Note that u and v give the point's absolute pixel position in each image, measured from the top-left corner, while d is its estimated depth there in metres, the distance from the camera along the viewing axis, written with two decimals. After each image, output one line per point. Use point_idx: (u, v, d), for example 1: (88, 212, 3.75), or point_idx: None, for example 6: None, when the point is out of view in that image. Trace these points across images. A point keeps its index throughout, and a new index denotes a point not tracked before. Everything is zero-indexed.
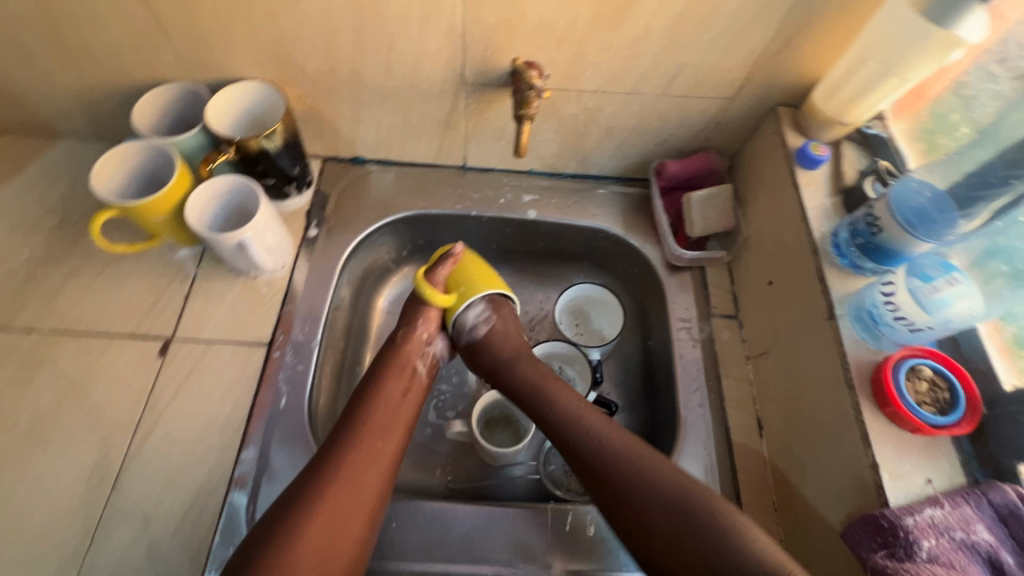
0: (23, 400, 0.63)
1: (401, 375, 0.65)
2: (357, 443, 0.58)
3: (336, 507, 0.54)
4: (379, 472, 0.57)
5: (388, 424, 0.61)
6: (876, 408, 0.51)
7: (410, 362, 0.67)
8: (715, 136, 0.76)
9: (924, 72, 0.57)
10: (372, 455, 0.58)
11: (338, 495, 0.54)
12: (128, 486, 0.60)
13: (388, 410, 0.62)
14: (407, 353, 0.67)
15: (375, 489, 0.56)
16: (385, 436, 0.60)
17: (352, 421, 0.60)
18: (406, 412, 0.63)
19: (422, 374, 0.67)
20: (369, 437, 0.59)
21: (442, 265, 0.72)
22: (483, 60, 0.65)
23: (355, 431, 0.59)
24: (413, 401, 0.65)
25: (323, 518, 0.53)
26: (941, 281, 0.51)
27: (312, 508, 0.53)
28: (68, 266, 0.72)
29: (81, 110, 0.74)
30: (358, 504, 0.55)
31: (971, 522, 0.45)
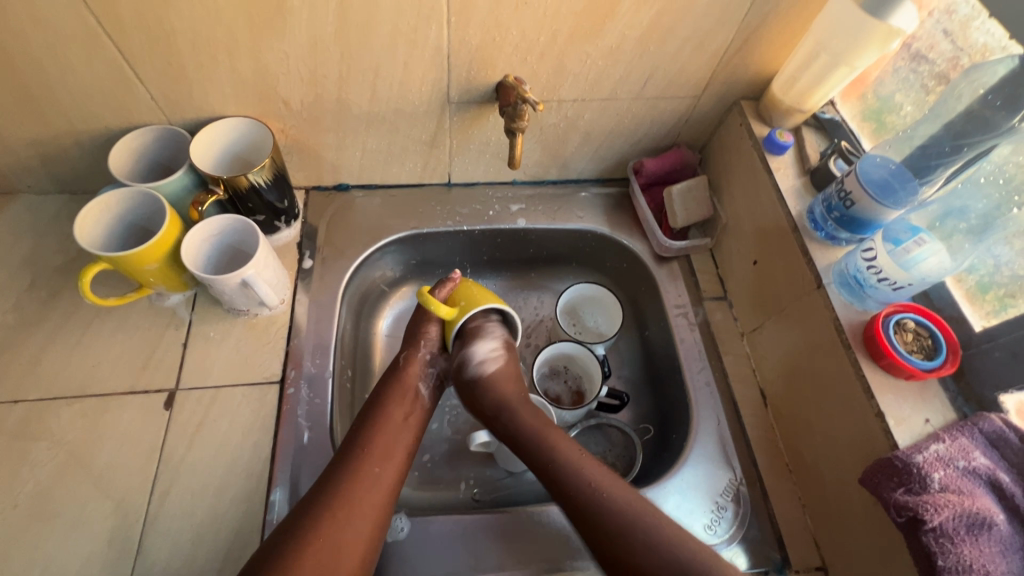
0: (19, 477, 0.59)
1: (401, 398, 0.66)
2: (355, 471, 0.58)
3: (329, 537, 0.53)
4: (377, 499, 0.57)
5: (387, 449, 0.61)
6: (873, 362, 0.57)
7: (411, 386, 0.68)
8: (684, 132, 0.81)
9: (869, 59, 0.63)
10: (371, 480, 0.58)
11: (336, 525, 0.54)
12: (154, 549, 0.57)
13: (389, 434, 0.62)
14: (409, 376, 0.68)
15: (371, 517, 0.56)
16: (384, 462, 0.60)
17: (353, 449, 0.60)
18: (406, 437, 0.64)
19: (424, 397, 0.68)
20: (367, 464, 0.59)
21: (441, 288, 0.73)
22: (468, 78, 0.67)
23: (354, 458, 0.59)
24: (416, 424, 0.66)
25: (314, 551, 0.52)
26: (910, 243, 0.57)
27: (307, 539, 0.53)
28: (49, 328, 0.67)
29: (44, 163, 0.70)
30: (355, 533, 0.55)
31: (970, 450, 0.51)
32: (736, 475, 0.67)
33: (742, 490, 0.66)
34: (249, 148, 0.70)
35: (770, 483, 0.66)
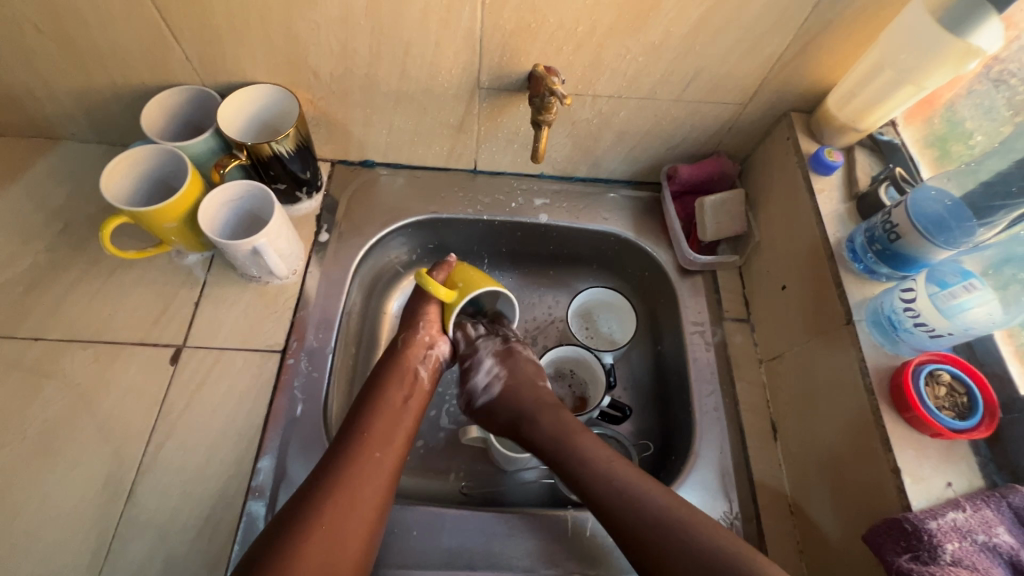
0: (31, 411, 0.62)
1: (402, 382, 0.65)
2: (355, 455, 0.57)
3: (336, 519, 0.52)
4: (378, 484, 0.56)
5: (387, 434, 0.60)
6: (896, 412, 0.52)
7: (411, 368, 0.66)
8: (726, 141, 0.77)
9: (940, 81, 0.58)
10: (372, 464, 0.57)
11: (339, 507, 0.53)
12: (143, 498, 0.58)
13: (388, 420, 0.61)
14: (408, 357, 0.66)
15: (376, 501, 0.55)
16: (385, 446, 0.59)
17: (353, 432, 0.59)
18: (406, 422, 0.62)
19: (424, 378, 0.66)
20: (369, 449, 0.58)
21: (438, 271, 0.69)
22: (500, 64, 0.64)
23: (354, 442, 0.58)
24: (416, 407, 0.64)
25: (318, 527, 0.51)
26: (958, 287, 0.51)
27: (310, 521, 0.52)
28: (74, 272, 0.70)
29: (85, 112, 0.72)
30: (358, 518, 0.54)
31: (992, 525, 0.46)
32: (731, 509, 0.63)
33: (735, 524, 0.62)
34: (278, 116, 0.70)
35: (768, 522, 0.62)
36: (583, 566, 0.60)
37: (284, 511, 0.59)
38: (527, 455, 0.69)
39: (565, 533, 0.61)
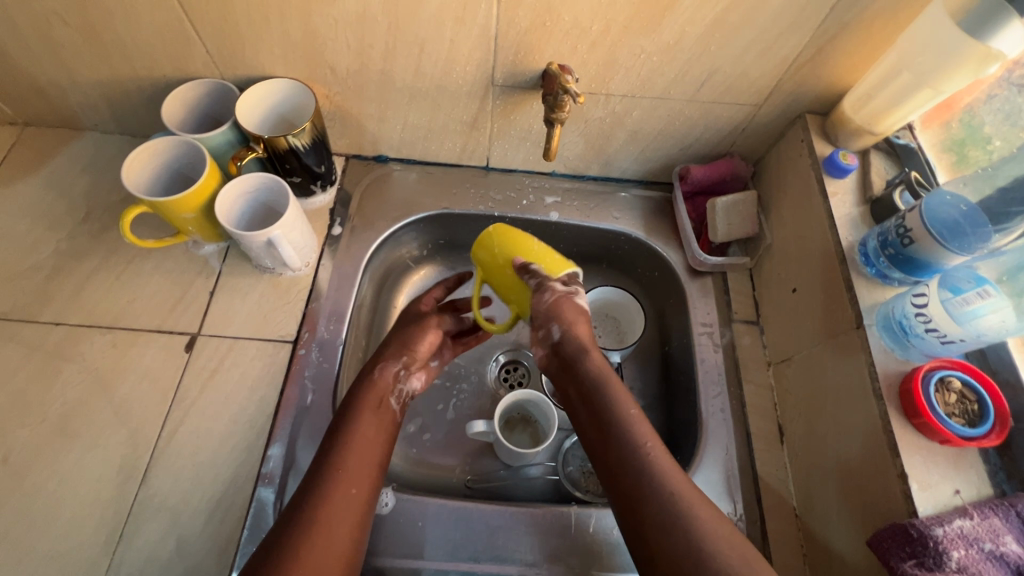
0: (50, 394, 0.63)
1: (375, 412, 0.61)
2: (328, 489, 0.53)
3: (306, 554, 0.48)
4: (346, 521, 0.52)
5: (360, 466, 0.56)
6: (905, 418, 0.52)
7: (384, 398, 0.63)
8: (740, 142, 0.76)
9: (959, 85, 0.58)
10: (348, 498, 0.53)
11: (312, 543, 0.49)
12: (156, 481, 0.60)
13: (364, 449, 0.57)
14: (381, 388, 0.63)
15: (348, 539, 0.51)
16: (359, 481, 0.55)
17: (328, 463, 0.55)
18: (379, 454, 0.58)
19: (395, 411, 0.64)
20: (341, 478, 0.54)
21: (426, 296, 0.74)
22: (514, 62, 0.65)
23: (327, 474, 0.54)
24: (385, 440, 0.60)
25: (298, 566, 0.47)
26: (971, 293, 0.51)
27: (289, 557, 0.48)
28: (94, 259, 0.72)
29: (108, 103, 0.74)
30: (331, 555, 0.49)
31: (1001, 534, 0.46)
32: (736, 510, 0.63)
33: (739, 526, 0.62)
34: (295, 110, 0.71)
35: (773, 525, 0.62)
36: (585, 562, 0.60)
37: (294, 500, 0.61)
38: (532, 450, 0.70)
39: (569, 530, 0.62)
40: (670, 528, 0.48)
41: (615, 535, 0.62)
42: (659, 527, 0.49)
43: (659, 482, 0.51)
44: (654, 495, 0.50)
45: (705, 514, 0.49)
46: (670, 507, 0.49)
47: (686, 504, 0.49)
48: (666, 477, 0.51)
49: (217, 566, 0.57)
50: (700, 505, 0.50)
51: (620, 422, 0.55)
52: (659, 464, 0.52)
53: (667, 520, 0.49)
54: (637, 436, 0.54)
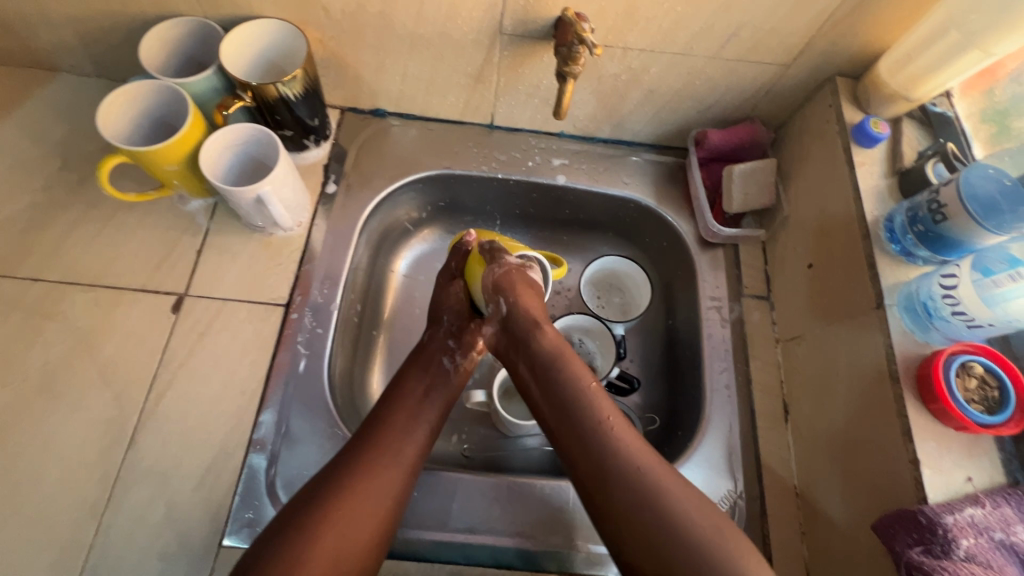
0: (32, 352, 0.61)
1: (425, 372, 0.62)
2: (376, 444, 0.54)
3: (347, 513, 0.49)
4: (395, 480, 0.53)
5: (407, 426, 0.57)
6: (920, 403, 0.50)
7: (434, 359, 0.63)
8: (762, 105, 0.72)
9: (1011, 47, 0.53)
10: (393, 459, 0.54)
11: (357, 499, 0.50)
12: (145, 445, 0.58)
13: (407, 412, 0.58)
14: (431, 352, 0.64)
15: (391, 497, 0.52)
16: (404, 441, 0.55)
17: (375, 426, 0.56)
18: (429, 418, 0.58)
19: (451, 371, 0.63)
20: (388, 437, 0.55)
21: (455, 257, 0.69)
22: (525, 9, 0.59)
23: (375, 433, 0.55)
24: (439, 400, 0.60)
25: (331, 522, 0.48)
26: (1003, 276, 0.48)
27: (326, 513, 0.49)
28: (74, 212, 0.68)
29: (82, 42, 0.68)
30: (372, 514, 0.50)
31: (1011, 523, 0.45)
32: (736, 488, 0.62)
33: (739, 503, 0.61)
34: (285, 55, 0.65)
35: (772, 503, 0.62)
36: (583, 535, 0.59)
37: (285, 467, 0.59)
38: (531, 422, 0.68)
39: (568, 502, 0.61)
40: (627, 495, 0.49)
41: None
42: (648, 535, 0.47)
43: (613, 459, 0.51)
44: (619, 480, 0.50)
45: (699, 503, 0.49)
46: (644, 488, 0.49)
47: (661, 489, 0.49)
48: (631, 462, 0.50)
49: (208, 532, 0.56)
50: (673, 483, 0.49)
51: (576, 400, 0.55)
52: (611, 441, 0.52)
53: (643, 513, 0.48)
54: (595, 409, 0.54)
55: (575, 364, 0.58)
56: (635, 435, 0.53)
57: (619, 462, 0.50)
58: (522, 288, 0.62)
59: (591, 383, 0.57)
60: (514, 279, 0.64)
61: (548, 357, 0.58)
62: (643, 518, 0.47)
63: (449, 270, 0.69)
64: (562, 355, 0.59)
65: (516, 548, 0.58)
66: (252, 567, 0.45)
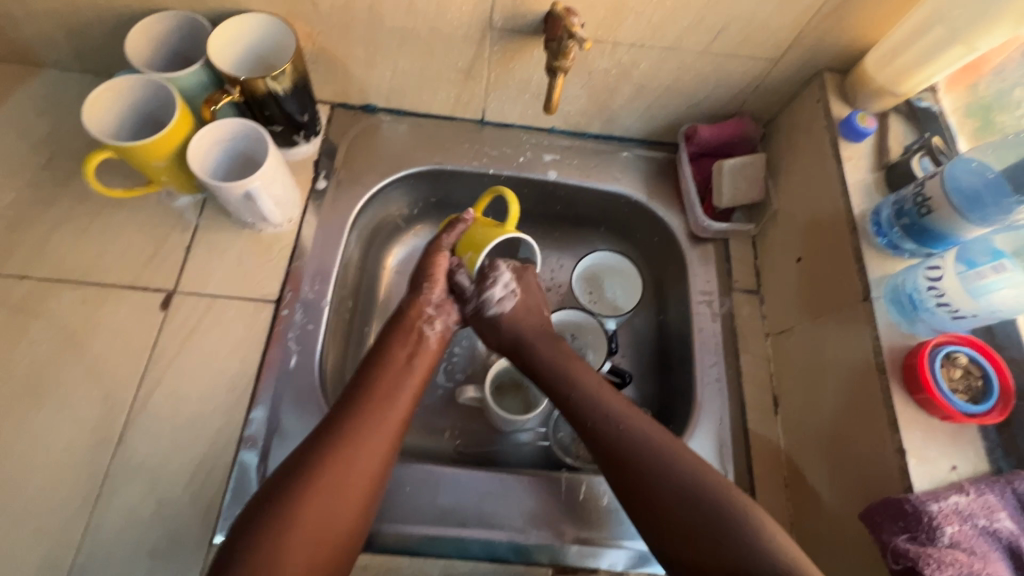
0: (19, 350, 0.60)
1: (407, 339, 0.62)
2: (359, 411, 0.54)
3: (332, 476, 0.50)
4: (378, 444, 0.53)
5: (390, 392, 0.57)
6: (907, 394, 0.51)
7: (416, 327, 0.63)
8: (751, 101, 0.72)
9: (995, 42, 0.54)
10: (378, 421, 0.54)
11: (340, 462, 0.51)
12: (134, 443, 0.58)
13: (392, 376, 0.58)
14: (412, 318, 0.64)
15: (378, 461, 0.53)
16: (388, 404, 0.56)
17: (358, 389, 0.57)
18: (413, 381, 0.59)
19: (432, 338, 0.63)
20: (373, 401, 0.56)
21: (447, 232, 0.66)
22: (515, 3, 0.59)
23: (359, 398, 0.56)
24: (422, 367, 0.61)
25: (317, 485, 0.49)
26: (985, 267, 0.48)
27: (311, 475, 0.49)
28: (59, 209, 0.67)
29: (67, 37, 0.67)
30: (359, 473, 0.51)
31: (994, 510, 0.45)
32: (726, 480, 0.63)
33: None
34: (273, 50, 0.64)
35: (762, 494, 0.62)
36: (576, 528, 0.60)
37: (277, 464, 0.59)
38: (524, 416, 0.69)
39: (562, 495, 0.61)
40: (649, 469, 0.52)
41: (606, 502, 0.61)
42: (674, 516, 0.50)
43: (633, 437, 0.54)
44: (637, 455, 0.53)
45: (707, 469, 0.52)
46: (658, 460, 0.52)
47: (676, 458, 0.52)
48: (645, 440, 0.54)
49: (200, 529, 0.55)
50: (689, 457, 0.53)
51: (591, 395, 0.59)
52: (632, 425, 0.55)
53: (688, 509, 0.49)
54: (601, 404, 0.58)
55: (580, 367, 0.62)
56: (642, 416, 0.57)
57: (637, 441, 0.54)
58: (523, 290, 0.67)
59: (598, 382, 0.60)
60: (500, 282, 0.65)
61: (548, 361, 0.63)
62: (674, 491, 0.50)
63: (439, 244, 0.66)
64: (565, 359, 0.63)
65: (509, 542, 0.58)
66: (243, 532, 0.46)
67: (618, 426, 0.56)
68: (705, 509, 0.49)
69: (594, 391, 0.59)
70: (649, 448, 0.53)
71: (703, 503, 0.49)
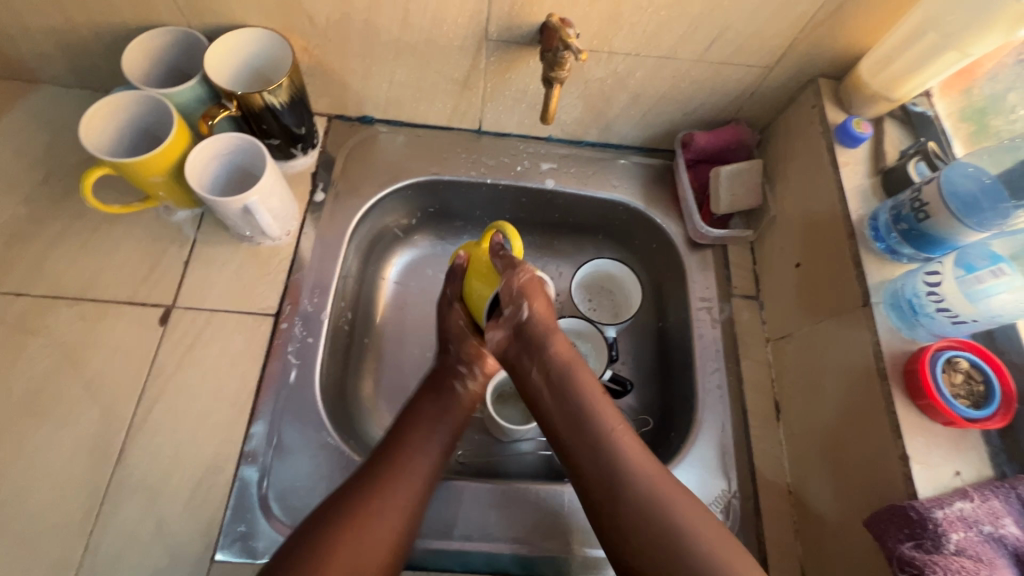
0: (16, 368, 0.60)
1: (438, 394, 0.62)
2: (391, 464, 0.54)
3: (361, 526, 0.49)
4: (410, 498, 0.53)
5: (423, 444, 0.57)
6: (909, 399, 0.51)
7: (447, 382, 0.63)
8: (747, 107, 0.72)
9: (987, 47, 0.54)
10: (409, 473, 0.54)
11: (371, 514, 0.50)
12: (134, 460, 0.57)
13: (425, 429, 0.58)
14: (444, 373, 0.64)
15: (408, 511, 0.52)
16: (419, 456, 0.56)
17: (390, 440, 0.57)
18: (446, 436, 0.59)
19: (463, 394, 0.63)
20: (405, 454, 0.55)
21: (451, 285, 0.69)
22: (510, 15, 0.59)
23: (392, 452, 0.55)
24: (455, 420, 0.61)
25: (346, 537, 0.49)
26: (985, 272, 0.49)
27: (341, 526, 0.49)
28: (57, 225, 0.67)
29: (63, 53, 0.67)
30: (387, 528, 0.50)
31: (1000, 516, 0.45)
32: (730, 487, 0.62)
33: (733, 503, 0.62)
34: (270, 63, 0.64)
35: (766, 502, 0.62)
36: (579, 539, 0.59)
37: (277, 479, 0.59)
38: (525, 427, 0.68)
39: (564, 505, 0.61)
40: (623, 500, 0.50)
41: None
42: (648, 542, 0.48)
43: (619, 466, 0.52)
44: (620, 480, 0.51)
45: (700, 517, 0.49)
46: (653, 503, 0.49)
47: (657, 491, 0.50)
48: (648, 483, 0.51)
49: (200, 546, 0.55)
50: (680, 494, 0.50)
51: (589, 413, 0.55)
52: (628, 460, 0.52)
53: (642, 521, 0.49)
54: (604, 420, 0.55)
55: (584, 385, 0.57)
56: (646, 454, 0.53)
57: (628, 472, 0.51)
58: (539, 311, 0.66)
59: (616, 425, 0.54)
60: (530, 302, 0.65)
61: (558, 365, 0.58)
62: (645, 519, 0.49)
63: (445, 295, 0.69)
64: (569, 367, 0.58)
65: (513, 554, 0.58)
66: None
67: (606, 454, 0.53)
68: (640, 513, 0.49)
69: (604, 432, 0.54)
70: (639, 482, 0.51)
71: (666, 526, 0.48)
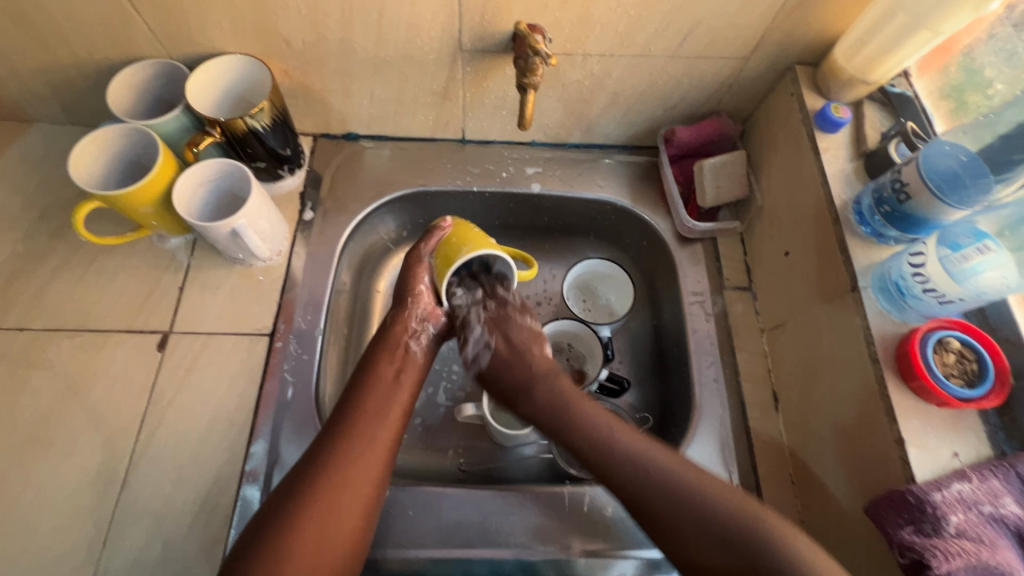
0: (21, 401, 0.61)
1: (393, 356, 0.62)
2: (347, 432, 0.54)
3: (328, 496, 0.51)
4: (373, 461, 0.54)
5: (380, 409, 0.57)
6: (902, 382, 0.50)
7: (402, 343, 0.63)
8: (727, 99, 0.72)
9: (958, 25, 0.54)
10: (368, 436, 0.55)
11: (336, 479, 0.51)
12: (138, 485, 0.58)
13: (383, 393, 0.58)
14: (397, 335, 0.63)
15: (373, 478, 0.53)
16: (380, 420, 0.56)
17: (345, 407, 0.57)
18: (402, 397, 0.59)
19: (417, 353, 0.63)
20: (364, 422, 0.56)
21: (426, 241, 0.66)
22: (481, 24, 0.60)
23: (349, 420, 0.55)
24: (410, 380, 0.61)
25: (312, 510, 0.50)
26: (971, 249, 0.48)
27: (306, 499, 0.50)
28: (54, 259, 0.68)
29: (51, 91, 0.69)
30: (352, 495, 0.52)
31: (999, 496, 0.45)
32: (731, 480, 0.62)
33: None
34: (251, 88, 0.66)
35: (768, 493, 0.61)
36: (581, 540, 0.59)
37: None
38: (524, 431, 0.68)
39: (565, 507, 0.61)
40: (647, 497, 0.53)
41: (611, 512, 0.61)
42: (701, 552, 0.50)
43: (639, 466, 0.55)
44: (628, 474, 0.55)
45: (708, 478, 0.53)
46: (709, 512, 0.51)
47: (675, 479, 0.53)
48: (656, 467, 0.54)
49: (206, 565, 0.56)
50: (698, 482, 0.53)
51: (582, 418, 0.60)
52: (631, 449, 0.56)
53: (654, 506, 0.53)
54: (591, 423, 0.59)
55: (577, 396, 0.62)
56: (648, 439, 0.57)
57: (630, 464, 0.55)
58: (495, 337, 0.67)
59: (596, 410, 0.60)
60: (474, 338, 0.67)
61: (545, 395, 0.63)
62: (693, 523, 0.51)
63: (419, 251, 0.66)
64: (562, 391, 0.63)
65: (515, 559, 0.58)
66: (248, 548, 0.47)
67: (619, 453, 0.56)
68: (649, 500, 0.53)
69: (592, 420, 0.59)
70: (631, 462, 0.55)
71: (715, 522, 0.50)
